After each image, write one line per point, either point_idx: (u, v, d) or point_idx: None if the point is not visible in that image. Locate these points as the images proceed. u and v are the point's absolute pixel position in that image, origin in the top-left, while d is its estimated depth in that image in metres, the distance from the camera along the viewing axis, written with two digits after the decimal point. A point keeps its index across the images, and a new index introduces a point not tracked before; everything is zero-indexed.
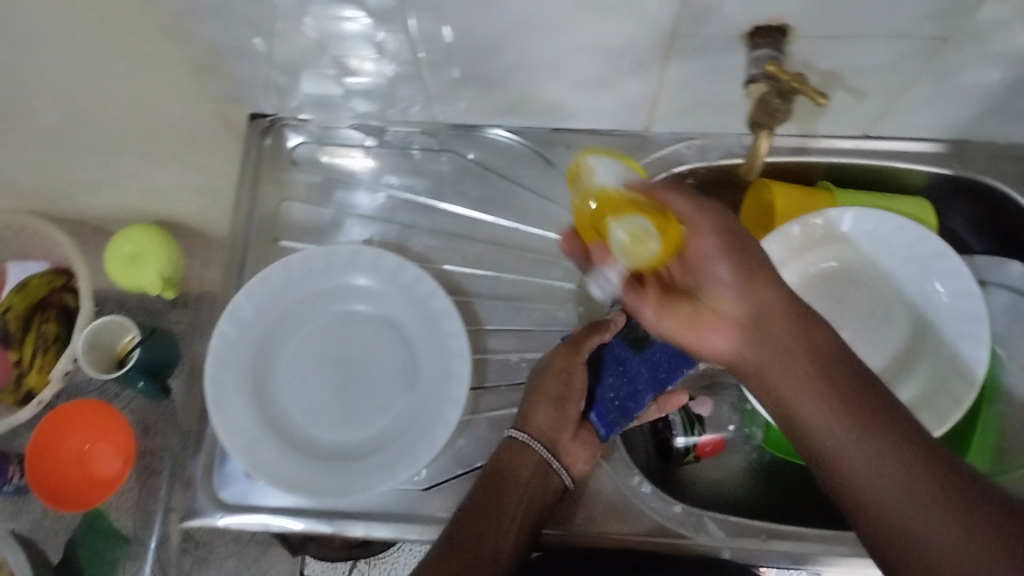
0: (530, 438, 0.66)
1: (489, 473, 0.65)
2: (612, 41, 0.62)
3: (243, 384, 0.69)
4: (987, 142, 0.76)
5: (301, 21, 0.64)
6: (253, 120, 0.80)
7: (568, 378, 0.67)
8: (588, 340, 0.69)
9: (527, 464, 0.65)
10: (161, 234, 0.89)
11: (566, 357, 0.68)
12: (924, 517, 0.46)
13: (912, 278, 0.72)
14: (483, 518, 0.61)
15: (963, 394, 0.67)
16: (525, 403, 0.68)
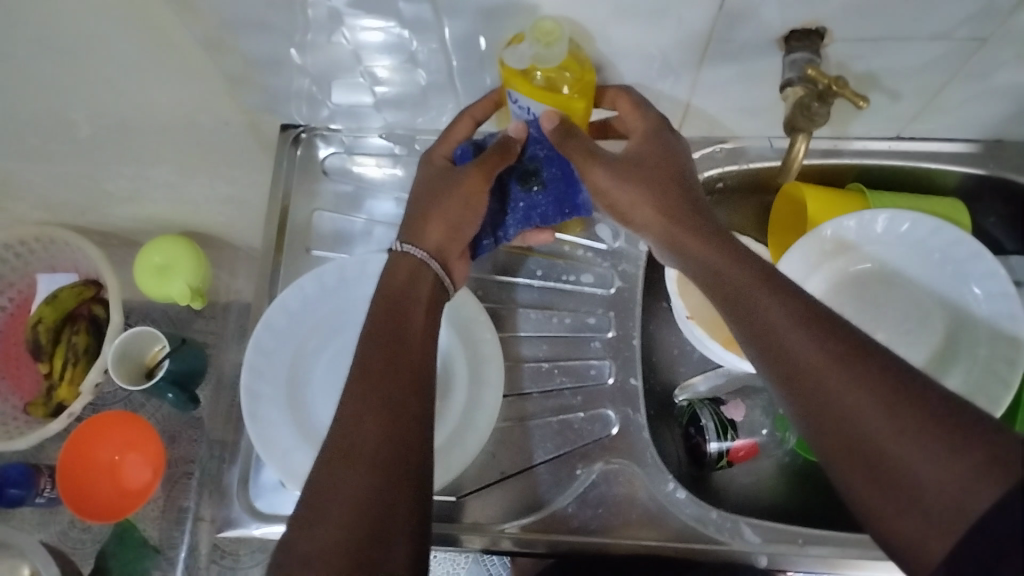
0: (426, 256, 0.62)
1: (386, 293, 0.60)
2: (646, 48, 0.61)
3: (278, 394, 0.69)
4: (1020, 142, 0.74)
5: (335, 32, 0.64)
6: (283, 130, 0.79)
7: (465, 192, 0.62)
8: (481, 178, 0.62)
9: (425, 284, 0.62)
10: (187, 247, 0.90)
11: (473, 181, 0.62)
12: (829, 369, 0.45)
13: (948, 281, 0.71)
14: (394, 337, 0.57)
15: (1002, 395, 0.65)
16: (423, 208, 0.63)
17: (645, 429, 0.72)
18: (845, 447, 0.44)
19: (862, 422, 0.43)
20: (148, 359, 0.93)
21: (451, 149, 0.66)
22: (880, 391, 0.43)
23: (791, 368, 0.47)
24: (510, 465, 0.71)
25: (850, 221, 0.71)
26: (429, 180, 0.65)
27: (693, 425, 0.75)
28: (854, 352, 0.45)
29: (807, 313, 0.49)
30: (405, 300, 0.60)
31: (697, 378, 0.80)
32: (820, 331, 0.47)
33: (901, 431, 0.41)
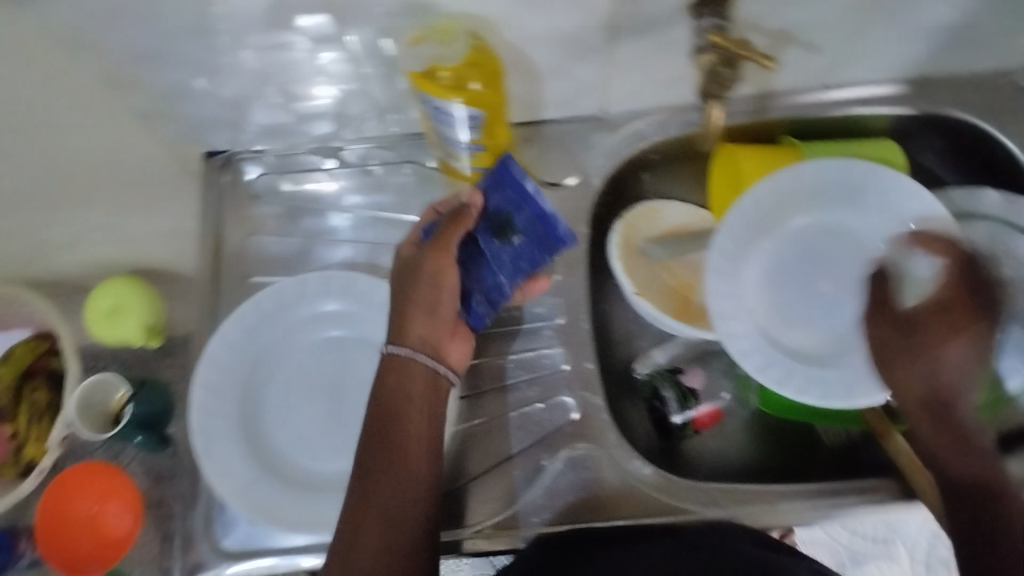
0: (411, 350, 0.60)
1: (380, 391, 0.59)
2: (556, 32, 0.61)
3: (232, 429, 0.68)
4: (946, 77, 0.74)
5: (241, 54, 0.63)
6: (208, 158, 0.78)
7: (434, 272, 0.61)
8: (448, 254, 0.61)
9: (416, 378, 0.60)
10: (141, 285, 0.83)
11: (437, 260, 0.61)
12: (954, 451, 0.55)
13: (887, 224, 0.70)
14: (390, 426, 0.58)
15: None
16: (399, 307, 0.61)
17: (605, 411, 0.71)
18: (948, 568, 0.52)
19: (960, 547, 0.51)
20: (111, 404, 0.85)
21: (417, 236, 0.65)
22: (960, 515, 0.53)
23: (970, 473, 0.54)
24: (476, 467, 0.70)
25: (774, 185, 0.71)
26: (403, 270, 0.63)
27: (656, 398, 0.76)
28: (970, 464, 0.54)
29: (952, 419, 0.56)
30: (393, 398, 0.59)
31: (655, 351, 0.79)
32: (950, 433, 0.55)
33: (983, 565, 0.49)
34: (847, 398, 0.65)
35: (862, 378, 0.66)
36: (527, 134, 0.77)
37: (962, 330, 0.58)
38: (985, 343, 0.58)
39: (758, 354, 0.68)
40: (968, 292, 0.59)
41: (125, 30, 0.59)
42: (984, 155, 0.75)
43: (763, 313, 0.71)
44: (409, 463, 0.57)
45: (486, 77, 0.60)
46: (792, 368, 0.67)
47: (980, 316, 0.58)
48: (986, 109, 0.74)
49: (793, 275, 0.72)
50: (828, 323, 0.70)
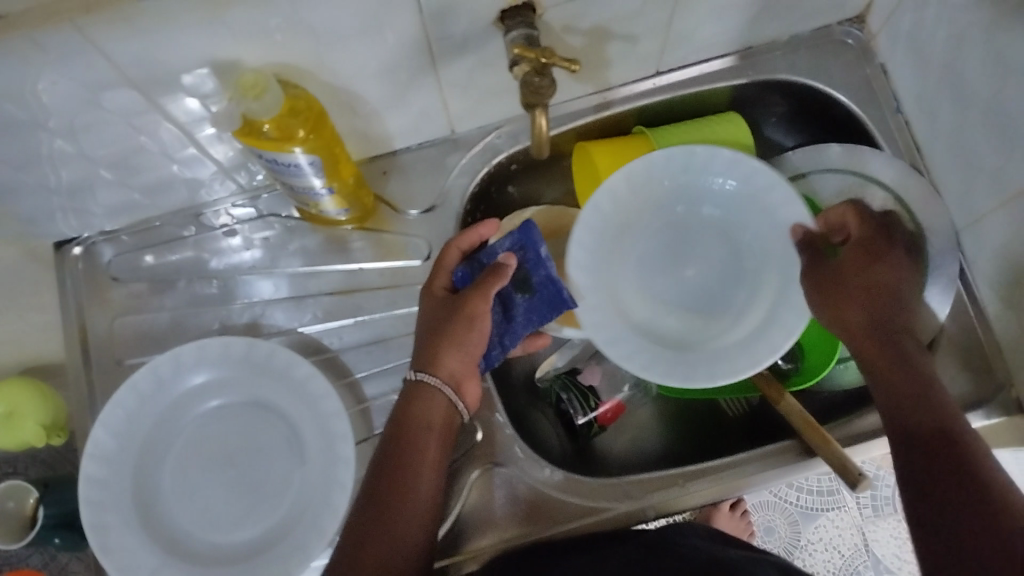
0: (440, 381, 0.62)
1: (401, 415, 0.62)
2: (375, 65, 0.61)
3: (126, 518, 0.65)
4: (772, 43, 0.77)
5: (59, 143, 0.60)
6: (59, 248, 0.76)
7: (468, 314, 0.62)
8: (484, 301, 0.62)
9: (437, 408, 0.62)
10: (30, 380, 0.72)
11: (475, 303, 0.62)
12: (936, 404, 0.56)
13: (734, 203, 0.72)
14: (404, 450, 0.60)
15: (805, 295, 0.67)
16: (434, 335, 0.63)
17: (507, 425, 0.72)
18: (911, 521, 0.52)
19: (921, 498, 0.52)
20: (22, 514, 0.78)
21: (447, 279, 0.67)
22: (930, 457, 0.53)
23: (926, 420, 0.55)
24: None
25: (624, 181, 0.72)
26: (437, 308, 0.64)
27: (561, 402, 0.76)
28: (936, 405, 0.55)
29: (918, 373, 0.58)
30: (415, 426, 0.61)
31: (554, 355, 0.79)
32: (917, 382, 0.57)
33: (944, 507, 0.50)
34: (686, 379, 0.66)
35: (731, 356, 0.67)
36: (382, 167, 0.77)
37: (874, 274, 0.64)
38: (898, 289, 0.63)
39: (626, 345, 0.68)
40: (871, 238, 0.67)
41: None
42: (823, 111, 0.79)
43: (635, 308, 0.72)
44: (417, 487, 0.60)
45: (311, 123, 0.59)
46: (659, 355, 0.68)
47: (893, 270, 0.65)
48: (814, 68, 0.77)
49: (660, 266, 0.73)
50: (700, 308, 0.72)
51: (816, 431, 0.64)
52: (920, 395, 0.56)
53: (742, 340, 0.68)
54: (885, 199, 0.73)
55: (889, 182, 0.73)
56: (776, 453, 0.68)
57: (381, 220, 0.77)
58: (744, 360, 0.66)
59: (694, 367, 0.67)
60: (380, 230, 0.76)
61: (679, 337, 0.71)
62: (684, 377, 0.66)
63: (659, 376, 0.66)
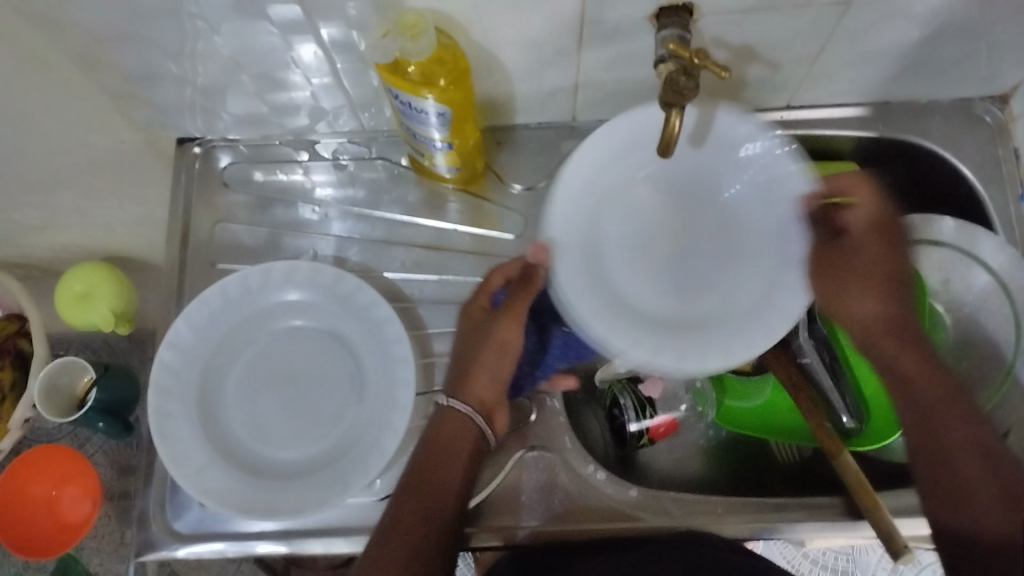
0: (472, 410, 0.64)
1: (428, 439, 0.64)
2: (526, 34, 0.62)
3: (188, 411, 0.68)
4: (908, 102, 0.76)
5: (213, 41, 0.63)
6: (181, 145, 0.79)
7: (501, 339, 0.64)
8: (517, 327, 0.65)
9: (466, 435, 0.64)
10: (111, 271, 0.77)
11: (508, 329, 0.65)
12: (949, 404, 0.56)
13: (723, 171, 0.66)
14: (430, 470, 0.62)
15: (793, 302, 0.62)
16: (467, 363, 0.65)
17: (561, 414, 0.73)
18: (977, 562, 0.51)
19: (997, 529, 0.51)
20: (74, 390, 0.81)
21: (487, 299, 0.68)
22: (995, 487, 0.52)
23: (938, 419, 0.56)
24: None
25: (607, 152, 0.66)
26: (471, 333, 0.66)
27: (615, 406, 0.76)
28: (983, 436, 0.55)
29: (955, 396, 0.56)
30: (444, 452, 0.63)
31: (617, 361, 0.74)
32: (951, 397, 0.57)
33: (1022, 538, 0.50)
34: (681, 361, 0.62)
35: (720, 338, 0.63)
36: (498, 137, 0.78)
37: (879, 262, 0.61)
38: (902, 279, 0.61)
39: (609, 318, 0.63)
40: (884, 213, 0.62)
41: (98, 18, 0.59)
42: (944, 184, 0.78)
43: (624, 279, 0.65)
44: (437, 501, 0.61)
45: (453, 74, 0.60)
46: (645, 333, 0.63)
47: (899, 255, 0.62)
48: (946, 136, 0.76)
49: (641, 232, 0.67)
50: (682, 282, 0.66)
51: (869, 493, 0.62)
52: (962, 417, 0.55)
53: (725, 326, 0.64)
54: (988, 281, 0.72)
55: (995, 268, 0.71)
56: (820, 506, 0.67)
57: (485, 188, 0.78)
58: (724, 346, 0.62)
59: (682, 346, 0.63)
60: (482, 196, 0.78)
61: (670, 314, 0.65)
62: (676, 358, 0.62)
63: (650, 355, 0.62)
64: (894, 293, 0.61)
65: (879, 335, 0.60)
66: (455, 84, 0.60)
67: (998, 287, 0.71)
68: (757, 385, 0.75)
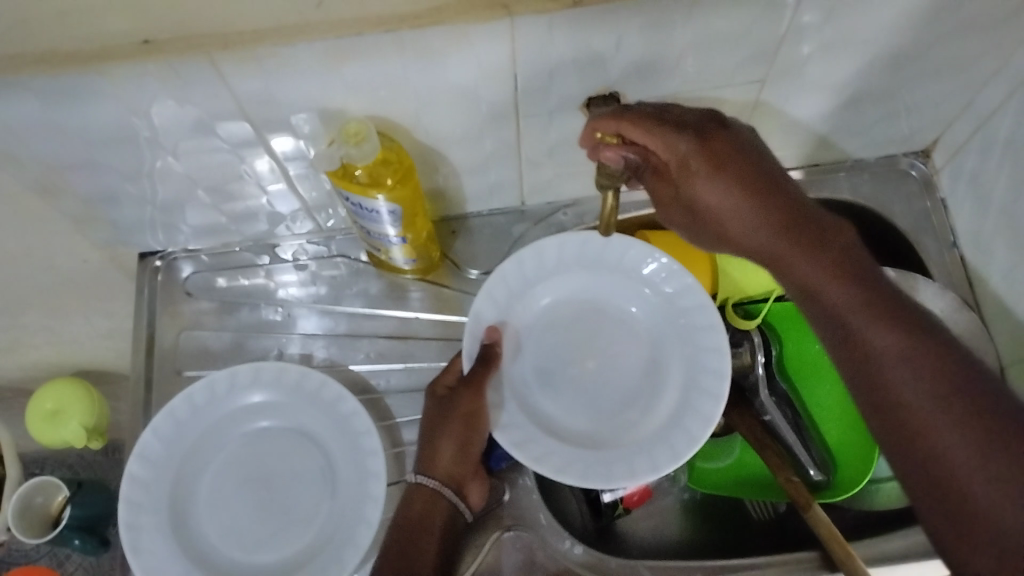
0: (439, 484, 0.65)
1: (400, 519, 0.65)
2: (468, 130, 0.65)
3: (161, 524, 0.68)
4: (836, 163, 0.80)
5: (168, 160, 0.66)
6: (142, 258, 0.80)
7: (464, 413, 0.65)
8: (480, 400, 0.65)
9: (436, 512, 0.65)
10: (87, 406, 0.77)
11: (470, 402, 0.65)
12: (901, 366, 0.48)
13: (638, 291, 0.71)
14: (406, 548, 0.62)
15: (698, 431, 0.63)
16: (432, 436, 0.66)
17: (533, 492, 0.73)
18: (915, 466, 0.46)
19: (930, 425, 0.45)
20: (48, 511, 0.78)
21: (454, 377, 0.68)
22: (932, 381, 0.47)
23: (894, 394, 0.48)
24: None
25: (552, 262, 0.71)
26: (434, 411, 0.66)
27: None
28: (939, 383, 0.46)
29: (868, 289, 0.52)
30: (413, 529, 0.64)
31: None
32: (867, 291, 0.52)
33: (975, 437, 0.44)
34: (582, 479, 0.62)
35: (636, 459, 0.64)
36: (451, 226, 0.81)
37: (714, 178, 0.53)
38: (756, 172, 0.54)
39: (542, 444, 0.65)
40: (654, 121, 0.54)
41: (53, 148, 0.62)
42: (880, 237, 0.82)
43: (547, 402, 0.68)
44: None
45: (399, 174, 0.63)
46: (558, 451, 0.64)
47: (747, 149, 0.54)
48: (876, 191, 0.80)
49: (564, 357, 0.70)
50: (595, 413, 0.68)
51: (842, 545, 0.63)
52: (881, 309, 0.50)
53: (642, 442, 0.65)
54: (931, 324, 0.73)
55: (938, 312, 0.73)
56: (796, 561, 0.68)
57: (442, 275, 0.81)
58: (644, 464, 0.63)
59: (585, 467, 0.63)
60: (440, 284, 0.80)
61: (593, 433, 0.67)
62: (579, 477, 0.63)
63: (553, 471, 0.63)
64: (767, 197, 0.54)
65: (780, 251, 0.54)
66: (402, 183, 0.63)
67: None
68: (725, 447, 0.78)
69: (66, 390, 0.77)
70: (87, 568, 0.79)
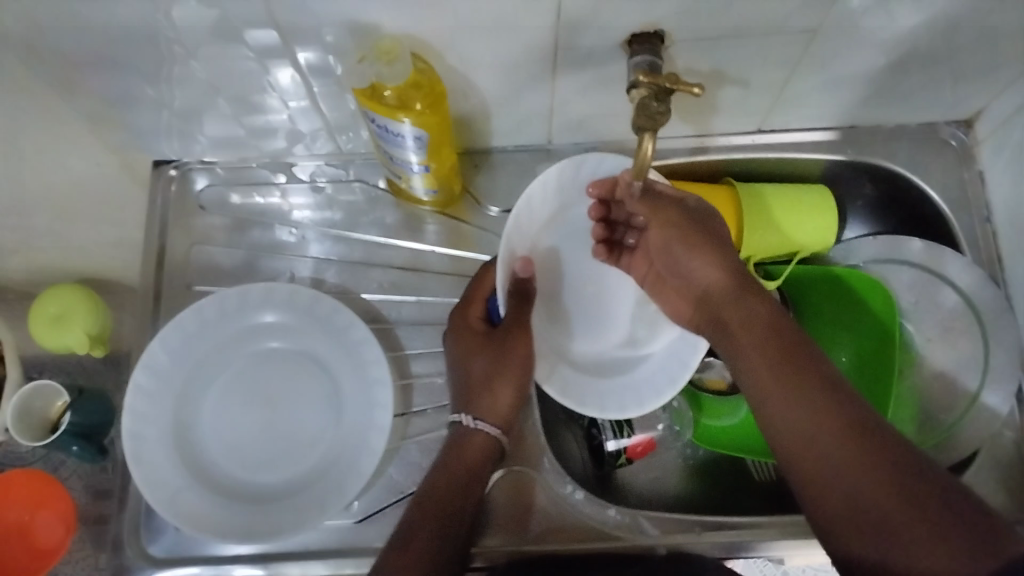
0: (495, 427, 0.65)
1: (450, 454, 0.64)
2: (502, 59, 0.63)
3: (165, 436, 0.68)
4: (876, 126, 0.78)
5: (190, 65, 0.63)
6: (157, 167, 0.79)
7: (520, 355, 0.66)
8: (530, 339, 0.66)
9: (484, 446, 0.65)
10: (95, 321, 0.76)
11: (523, 344, 0.66)
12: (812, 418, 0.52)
13: None
14: (454, 481, 0.63)
15: (678, 372, 0.70)
16: (477, 376, 0.66)
17: (539, 434, 0.73)
18: (838, 516, 0.49)
19: (849, 482, 0.48)
20: (47, 416, 0.78)
21: (483, 308, 0.69)
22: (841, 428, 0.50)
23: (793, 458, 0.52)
24: (409, 484, 0.71)
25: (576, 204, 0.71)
26: (479, 349, 0.67)
27: (593, 425, 0.76)
28: (859, 444, 0.49)
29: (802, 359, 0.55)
30: (467, 466, 0.64)
31: None
32: (795, 357, 0.55)
33: (871, 479, 0.48)
34: (604, 411, 0.69)
35: (643, 391, 0.70)
36: (475, 160, 0.79)
37: (668, 229, 0.63)
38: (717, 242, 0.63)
39: (564, 376, 0.70)
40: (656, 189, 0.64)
41: (73, 41, 0.59)
42: (911, 208, 0.80)
43: (563, 325, 0.73)
44: (461, 514, 0.62)
45: (430, 99, 0.61)
46: (574, 380, 0.71)
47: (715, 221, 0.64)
48: (914, 159, 0.78)
49: (576, 285, 0.74)
50: (601, 338, 0.74)
51: None
52: (806, 375, 0.54)
53: (647, 376, 0.71)
54: (955, 300, 0.74)
55: (962, 287, 0.73)
56: (797, 524, 0.68)
57: (463, 210, 0.79)
58: (649, 394, 0.70)
59: (603, 396, 0.70)
60: (459, 218, 0.79)
61: (608, 361, 0.73)
62: (600, 410, 0.69)
63: (579, 404, 0.69)
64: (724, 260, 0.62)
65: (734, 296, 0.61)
66: (432, 109, 0.61)
67: (966, 306, 0.73)
68: (732, 405, 0.78)
69: (81, 303, 0.76)
70: (80, 475, 0.78)
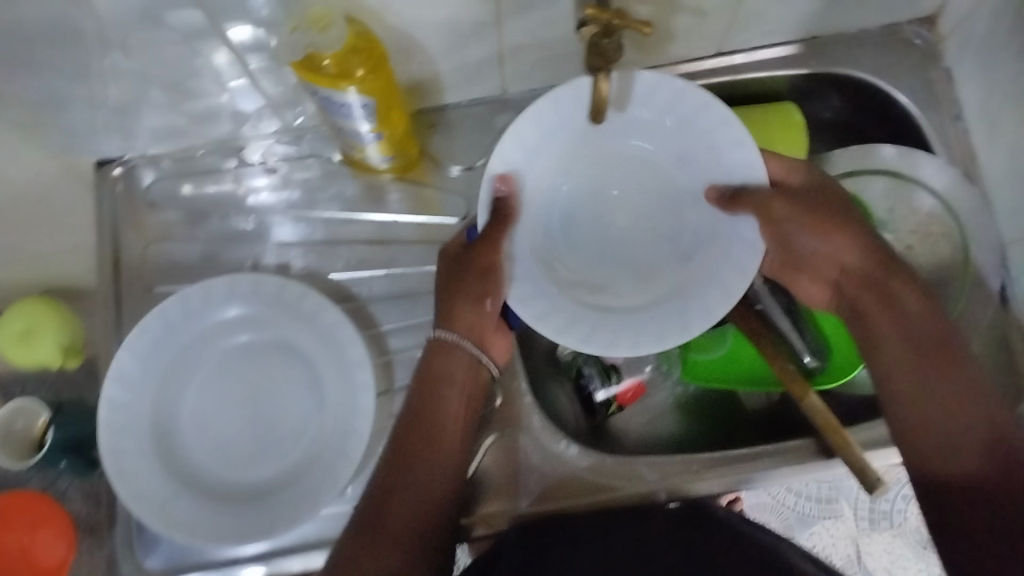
0: (459, 336, 0.62)
1: (423, 372, 0.63)
2: (443, 11, 0.59)
3: (143, 446, 0.66)
4: (838, 34, 0.75)
5: (115, 57, 0.60)
6: (100, 167, 0.75)
7: (479, 268, 0.61)
8: (494, 254, 0.60)
9: (459, 363, 0.63)
10: (66, 329, 0.73)
11: (485, 258, 0.60)
12: (928, 362, 0.56)
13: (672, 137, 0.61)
14: (428, 403, 0.62)
15: (717, 306, 0.59)
16: (449, 290, 0.63)
17: (527, 394, 0.72)
18: (915, 440, 0.55)
19: (940, 418, 0.54)
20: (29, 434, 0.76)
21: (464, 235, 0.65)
22: (965, 416, 0.53)
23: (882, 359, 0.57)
24: None
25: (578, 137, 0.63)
26: (450, 264, 0.63)
27: (581, 376, 0.75)
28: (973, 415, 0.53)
29: (904, 309, 0.57)
30: (440, 379, 0.63)
31: None
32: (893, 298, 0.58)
33: (982, 453, 0.52)
34: (636, 347, 0.58)
35: (658, 321, 0.60)
36: (429, 120, 0.76)
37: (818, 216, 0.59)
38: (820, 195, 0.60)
39: (586, 319, 0.60)
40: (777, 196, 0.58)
41: None
42: (880, 114, 0.78)
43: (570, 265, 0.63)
44: (437, 443, 0.61)
45: (372, 62, 0.58)
46: (578, 315, 0.60)
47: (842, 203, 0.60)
48: (878, 64, 0.75)
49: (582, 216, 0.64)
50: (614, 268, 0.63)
51: (837, 431, 0.62)
52: (926, 337, 0.56)
53: (663, 307, 0.60)
54: (932, 203, 0.72)
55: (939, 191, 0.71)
56: (792, 451, 0.67)
57: (422, 173, 0.76)
58: (675, 325, 0.59)
59: (633, 331, 0.59)
60: (419, 182, 0.76)
61: (628, 303, 0.62)
62: (630, 346, 0.58)
63: (605, 346, 0.58)
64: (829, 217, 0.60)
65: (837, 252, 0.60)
66: (377, 73, 0.58)
67: (944, 209, 0.71)
68: (717, 338, 0.74)
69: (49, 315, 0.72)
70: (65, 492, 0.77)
